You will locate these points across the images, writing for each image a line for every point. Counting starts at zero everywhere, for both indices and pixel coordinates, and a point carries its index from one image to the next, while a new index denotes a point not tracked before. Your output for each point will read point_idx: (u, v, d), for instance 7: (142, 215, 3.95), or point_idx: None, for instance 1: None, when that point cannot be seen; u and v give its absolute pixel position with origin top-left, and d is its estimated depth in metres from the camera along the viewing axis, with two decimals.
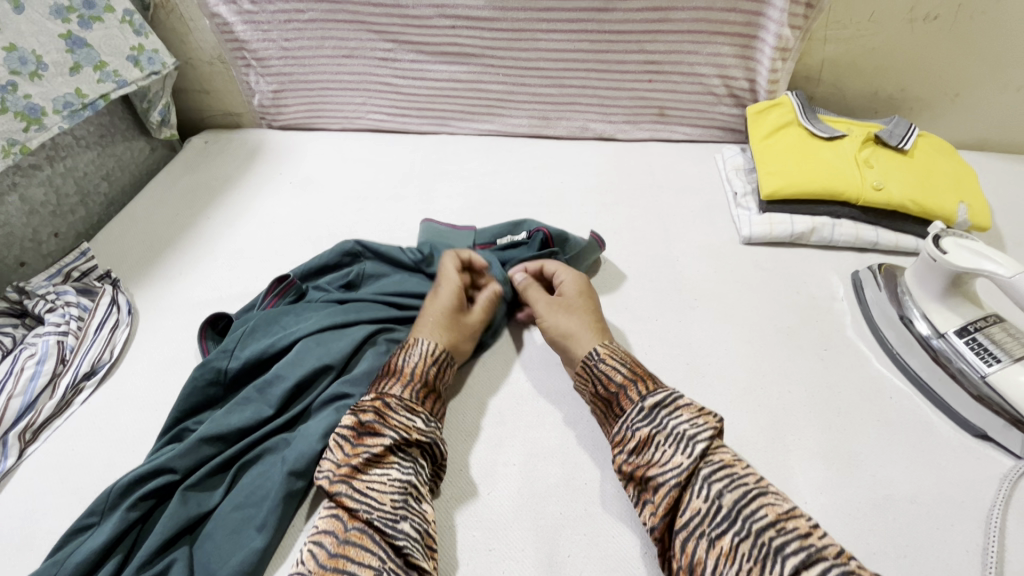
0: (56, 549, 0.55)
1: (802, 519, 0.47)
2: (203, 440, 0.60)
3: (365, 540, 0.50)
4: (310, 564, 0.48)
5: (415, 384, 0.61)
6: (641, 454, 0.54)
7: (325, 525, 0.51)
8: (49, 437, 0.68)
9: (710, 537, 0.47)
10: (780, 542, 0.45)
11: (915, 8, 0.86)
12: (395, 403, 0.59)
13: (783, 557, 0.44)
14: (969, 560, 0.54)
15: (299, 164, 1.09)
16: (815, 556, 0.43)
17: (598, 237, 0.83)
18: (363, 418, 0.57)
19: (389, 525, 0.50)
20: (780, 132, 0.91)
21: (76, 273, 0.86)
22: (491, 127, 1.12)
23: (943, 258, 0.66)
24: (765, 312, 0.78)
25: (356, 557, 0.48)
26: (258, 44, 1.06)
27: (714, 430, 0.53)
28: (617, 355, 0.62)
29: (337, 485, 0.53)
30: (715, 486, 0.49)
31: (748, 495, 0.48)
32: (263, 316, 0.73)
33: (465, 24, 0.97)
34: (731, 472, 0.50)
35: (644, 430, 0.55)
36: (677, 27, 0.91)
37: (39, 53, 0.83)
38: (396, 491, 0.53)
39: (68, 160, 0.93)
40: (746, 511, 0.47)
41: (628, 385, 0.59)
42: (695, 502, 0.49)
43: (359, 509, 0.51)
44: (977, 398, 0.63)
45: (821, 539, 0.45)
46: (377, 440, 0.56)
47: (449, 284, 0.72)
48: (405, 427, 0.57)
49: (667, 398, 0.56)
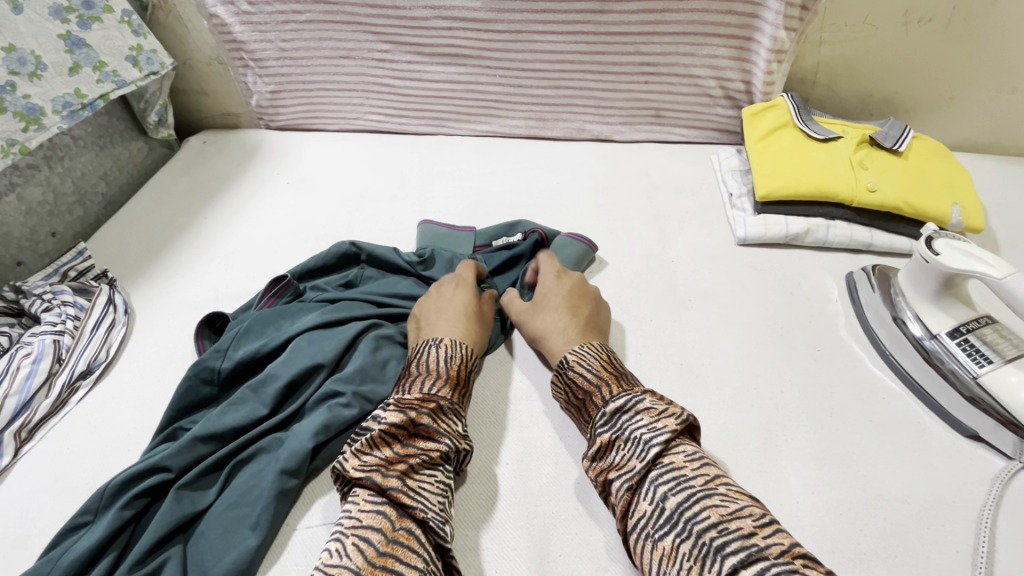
0: (49, 547, 0.56)
1: (746, 519, 0.45)
2: (197, 439, 0.61)
3: (412, 541, 0.49)
4: (357, 559, 0.46)
5: (459, 390, 0.62)
6: (604, 458, 0.55)
7: (371, 520, 0.49)
8: (45, 436, 0.68)
9: (654, 538, 0.47)
10: (720, 542, 0.44)
11: (910, 11, 0.86)
12: (447, 407, 0.59)
13: (722, 557, 0.43)
14: (959, 561, 0.54)
15: (297, 164, 1.10)
16: (754, 556, 0.42)
17: (588, 241, 0.84)
18: (419, 420, 0.56)
19: (439, 528, 0.50)
20: (775, 134, 0.91)
21: (73, 272, 0.86)
22: (488, 128, 1.13)
23: (936, 259, 0.66)
24: (759, 313, 0.79)
25: (404, 557, 0.47)
26: (256, 45, 1.07)
27: (672, 432, 0.52)
28: (586, 360, 0.62)
29: (391, 482, 0.52)
30: (660, 489, 0.49)
31: (692, 497, 0.48)
32: (257, 315, 0.73)
33: (462, 26, 0.97)
34: (679, 474, 0.50)
35: (606, 436, 0.55)
36: (672, 28, 0.92)
37: (38, 54, 0.84)
38: (441, 494, 0.54)
39: (66, 160, 0.93)
40: (688, 513, 0.47)
41: (595, 390, 0.59)
42: (642, 505, 0.50)
43: (415, 509, 0.50)
44: (969, 399, 0.64)
45: (764, 539, 0.43)
46: (432, 444, 0.56)
47: (461, 285, 0.74)
48: (455, 434, 0.57)
49: (628, 403, 0.56)
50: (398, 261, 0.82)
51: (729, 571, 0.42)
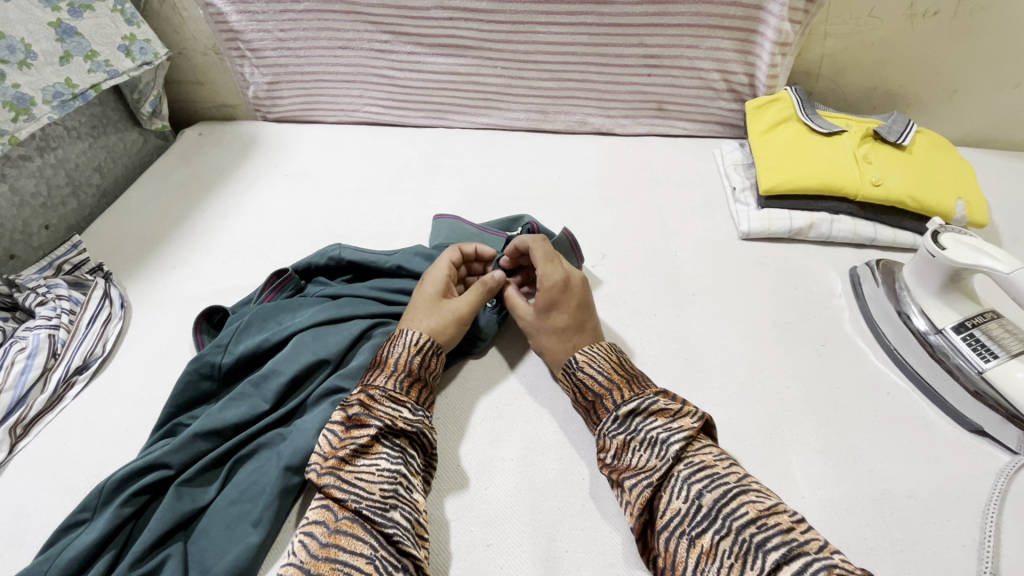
0: (48, 545, 0.55)
1: (783, 515, 0.47)
2: (198, 436, 0.60)
3: (357, 529, 0.49)
4: (301, 554, 0.47)
5: (400, 374, 0.61)
6: (620, 458, 0.55)
7: (314, 515, 0.50)
8: (40, 432, 0.67)
9: (691, 535, 0.47)
10: (760, 538, 0.45)
11: (914, 4, 0.86)
12: (379, 395, 0.58)
13: (763, 554, 0.44)
14: (965, 555, 0.54)
15: (295, 156, 1.08)
16: (795, 551, 0.44)
17: (570, 235, 0.80)
18: (350, 412, 0.57)
19: (378, 514, 0.50)
20: (779, 127, 0.91)
21: (68, 266, 0.85)
22: (489, 121, 1.12)
23: (942, 254, 0.66)
24: (764, 308, 0.78)
25: (348, 545, 0.48)
26: (252, 35, 1.05)
27: (688, 433, 0.54)
28: (596, 361, 0.63)
29: (324, 477, 0.52)
30: (694, 487, 0.50)
31: (728, 493, 0.49)
32: (257, 309, 0.72)
33: (462, 16, 0.96)
34: (712, 472, 0.51)
35: (620, 437, 0.56)
36: (676, 20, 0.90)
37: (28, 42, 0.82)
38: (386, 481, 0.53)
39: (59, 151, 0.91)
40: (727, 509, 0.48)
41: (605, 393, 0.60)
42: (675, 503, 0.50)
43: (347, 499, 0.51)
44: (973, 393, 0.63)
45: (804, 533, 0.45)
46: (363, 431, 0.55)
47: (435, 272, 0.72)
48: (390, 417, 0.57)
49: (641, 405, 0.57)
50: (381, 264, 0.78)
51: (772, 568, 0.43)
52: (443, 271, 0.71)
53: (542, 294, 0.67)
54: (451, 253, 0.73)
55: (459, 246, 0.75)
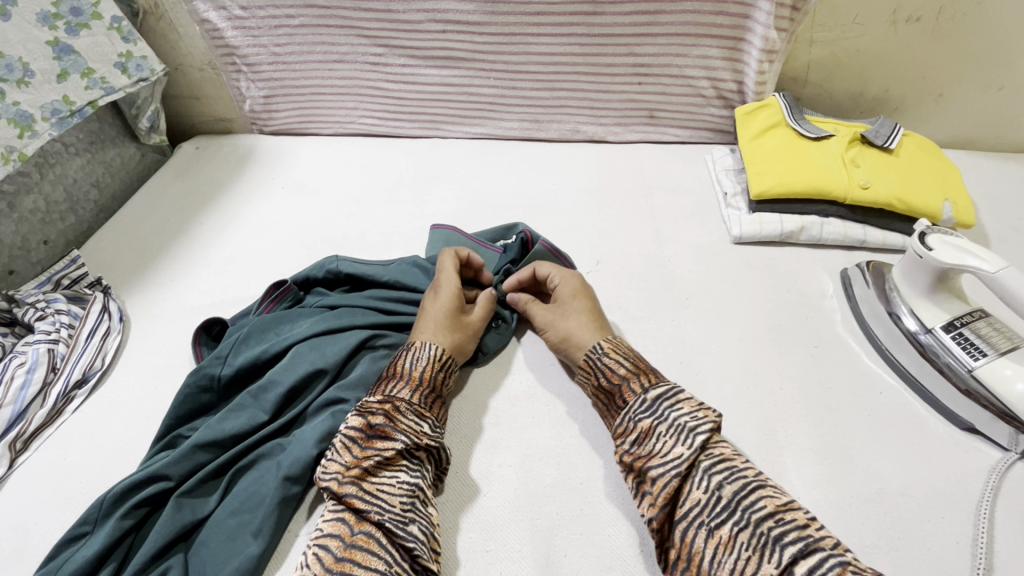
0: (49, 558, 0.55)
1: (799, 511, 0.48)
2: (198, 447, 0.60)
3: (372, 543, 0.50)
4: (316, 567, 0.48)
5: (424, 389, 0.62)
6: (642, 444, 0.55)
7: (330, 528, 0.51)
8: (39, 447, 0.68)
9: (711, 525, 0.48)
10: (779, 531, 0.46)
11: (897, 11, 0.88)
12: (404, 407, 0.59)
13: (782, 546, 0.45)
14: (958, 553, 0.55)
15: (292, 168, 1.09)
16: (811, 546, 0.45)
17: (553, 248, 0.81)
18: (373, 421, 0.57)
19: (398, 527, 0.51)
20: (768, 132, 0.92)
21: (67, 281, 0.86)
22: (483, 130, 1.13)
23: (930, 254, 0.67)
24: (757, 311, 0.79)
25: (363, 560, 0.48)
26: (248, 50, 1.06)
27: (714, 423, 0.54)
28: (620, 350, 0.64)
29: (346, 487, 0.53)
30: (716, 477, 0.51)
31: (748, 485, 0.50)
32: (257, 321, 0.73)
33: (455, 29, 0.97)
34: (732, 464, 0.52)
35: (647, 420, 0.56)
36: (665, 30, 0.92)
37: (26, 60, 0.83)
38: (405, 494, 0.54)
39: (57, 167, 0.92)
40: (746, 501, 0.49)
41: (632, 377, 0.61)
42: (696, 493, 0.50)
43: (370, 511, 0.51)
44: (965, 392, 0.64)
45: (819, 530, 0.47)
46: (388, 444, 0.56)
47: (445, 284, 0.72)
48: (414, 432, 0.57)
49: (669, 391, 0.58)
50: (376, 277, 0.79)
51: (788, 562, 0.44)
52: (456, 281, 0.73)
53: (566, 285, 0.73)
54: (452, 263, 0.74)
55: (456, 252, 0.76)
